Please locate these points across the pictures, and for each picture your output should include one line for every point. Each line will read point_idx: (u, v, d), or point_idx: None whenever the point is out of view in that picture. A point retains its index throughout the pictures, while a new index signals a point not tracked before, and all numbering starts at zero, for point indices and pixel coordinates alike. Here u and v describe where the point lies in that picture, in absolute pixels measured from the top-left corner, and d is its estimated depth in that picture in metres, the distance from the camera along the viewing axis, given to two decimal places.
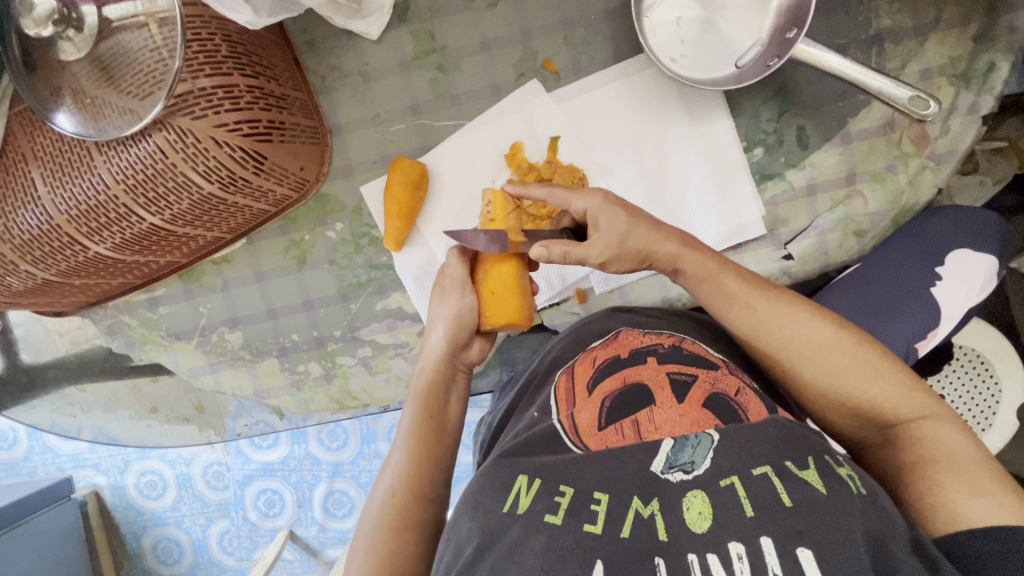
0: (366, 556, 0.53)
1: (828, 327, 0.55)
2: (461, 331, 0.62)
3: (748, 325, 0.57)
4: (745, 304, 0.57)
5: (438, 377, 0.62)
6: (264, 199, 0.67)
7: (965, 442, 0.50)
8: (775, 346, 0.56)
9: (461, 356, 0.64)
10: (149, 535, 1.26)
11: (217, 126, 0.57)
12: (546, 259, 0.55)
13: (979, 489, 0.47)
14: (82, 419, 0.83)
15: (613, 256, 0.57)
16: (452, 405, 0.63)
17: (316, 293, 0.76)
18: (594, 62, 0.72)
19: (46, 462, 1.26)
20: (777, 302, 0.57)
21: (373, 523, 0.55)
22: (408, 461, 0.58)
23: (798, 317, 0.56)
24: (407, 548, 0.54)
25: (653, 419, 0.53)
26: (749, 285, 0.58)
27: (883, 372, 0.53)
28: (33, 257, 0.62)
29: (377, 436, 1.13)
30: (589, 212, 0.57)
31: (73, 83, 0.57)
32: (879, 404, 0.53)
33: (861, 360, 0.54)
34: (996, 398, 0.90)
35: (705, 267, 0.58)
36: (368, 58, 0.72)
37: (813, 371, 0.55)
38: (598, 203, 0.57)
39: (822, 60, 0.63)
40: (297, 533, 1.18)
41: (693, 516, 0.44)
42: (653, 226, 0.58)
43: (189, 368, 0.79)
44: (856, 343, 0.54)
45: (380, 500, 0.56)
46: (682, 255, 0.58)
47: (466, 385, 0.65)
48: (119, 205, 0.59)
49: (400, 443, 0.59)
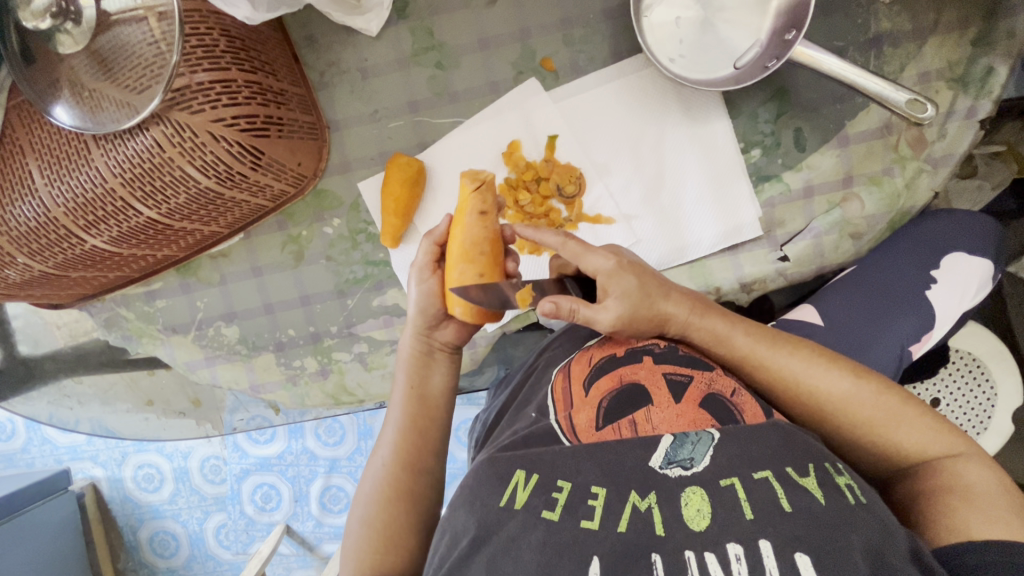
0: (362, 528, 0.55)
1: (847, 381, 0.56)
2: (428, 309, 0.61)
3: (764, 383, 0.58)
4: (756, 364, 0.58)
5: (417, 355, 0.62)
6: (262, 194, 0.67)
7: (990, 478, 0.50)
8: (796, 399, 0.57)
9: (435, 335, 0.63)
10: (146, 528, 1.27)
11: (214, 121, 0.57)
12: (553, 314, 0.55)
13: (992, 513, 0.47)
14: (80, 411, 0.83)
15: (620, 325, 0.57)
16: (434, 379, 0.62)
17: (313, 289, 0.76)
18: (593, 61, 0.71)
19: (44, 454, 1.26)
20: (793, 355, 0.57)
21: (368, 496, 0.57)
22: (400, 435, 0.59)
23: (815, 373, 0.56)
24: (402, 520, 0.55)
25: (651, 418, 0.53)
26: (762, 343, 0.58)
27: (905, 418, 0.54)
28: (30, 249, 0.62)
29: (373, 432, 1.13)
30: (600, 275, 0.57)
31: (72, 75, 0.57)
32: (901, 447, 0.54)
33: (884, 411, 0.54)
34: (991, 402, 0.90)
35: (715, 332, 0.59)
36: (366, 54, 0.73)
37: (835, 423, 0.56)
38: (610, 267, 0.57)
39: (822, 63, 0.63)
40: (294, 528, 1.18)
41: (691, 513, 0.44)
42: (662, 291, 0.58)
43: (185, 361, 0.80)
44: (874, 389, 0.55)
45: (375, 472, 0.58)
46: (691, 322, 0.59)
47: (448, 365, 0.64)
48: (116, 198, 0.59)
49: (392, 414, 0.60)
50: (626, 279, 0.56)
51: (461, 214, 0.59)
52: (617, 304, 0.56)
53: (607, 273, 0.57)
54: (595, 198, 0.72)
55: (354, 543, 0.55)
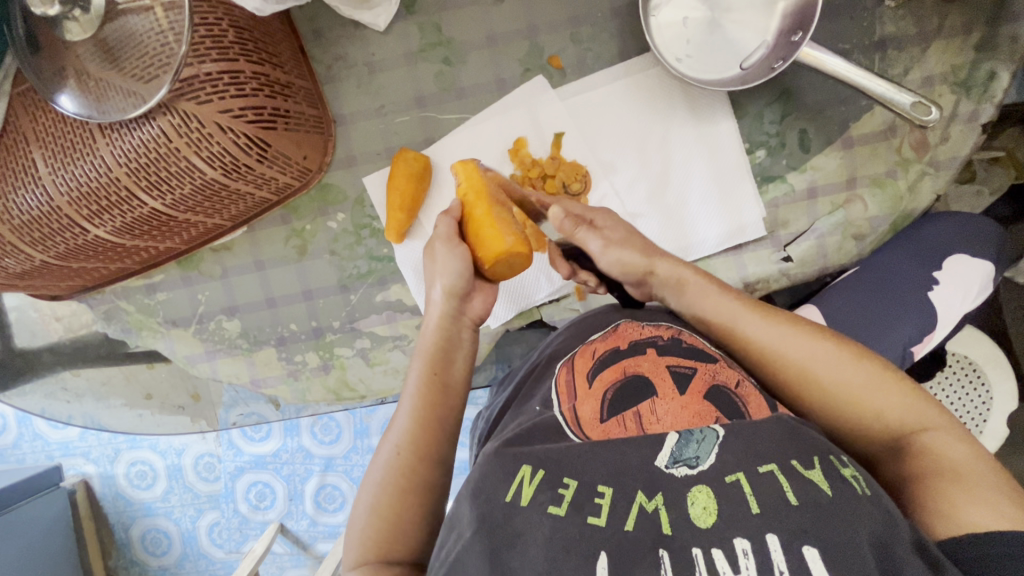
0: (371, 515, 0.55)
1: (827, 344, 0.57)
2: (458, 286, 0.62)
3: (746, 349, 0.59)
4: (741, 329, 0.59)
5: (444, 339, 0.62)
6: (266, 186, 0.67)
7: (967, 453, 0.51)
8: (777, 363, 0.58)
9: (463, 312, 0.63)
10: (138, 525, 1.26)
11: (221, 112, 0.57)
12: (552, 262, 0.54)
13: (990, 503, 0.47)
14: (74, 405, 0.82)
15: None
16: (459, 361, 0.62)
17: (316, 284, 0.76)
18: (600, 59, 0.72)
19: (35, 449, 1.25)
20: (775, 321, 0.59)
21: (377, 485, 0.56)
22: (415, 424, 0.58)
23: (796, 335, 0.58)
24: (405, 514, 0.55)
25: (655, 410, 0.54)
26: (748, 307, 0.60)
27: (884, 386, 0.55)
28: (32, 239, 0.61)
29: (370, 430, 1.13)
30: (586, 211, 0.67)
31: (78, 64, 0.56)
32: (879, 413, 0.55)
33: (862, 376, 0.55)
34: (987, 405, 0.91)
35: (700, 291, 0.61)
36: (374, 48, 0.72)
37: (816, 390, 0.56)
38: (593, 200, 0.68)
39: (827, 64, 0.63)
40: (288, 526, 1.17)
41: (697, 511, 0.44)
42: (647, 253, 0.64)
43: (185, 356, 0.79)
44: (854, 355, 0.56)
45: (384, 460, 0.57)
46: (677, 286, 0.62)
47: (474, 342, 0.64)
48: (120, 188, 0.58)
49: (406, 402, 0.59)
50: None
51: (479, 189, 0.63)
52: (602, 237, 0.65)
53: None
54: (601, 196, 0.72)
55: (362, 530, 0.54)
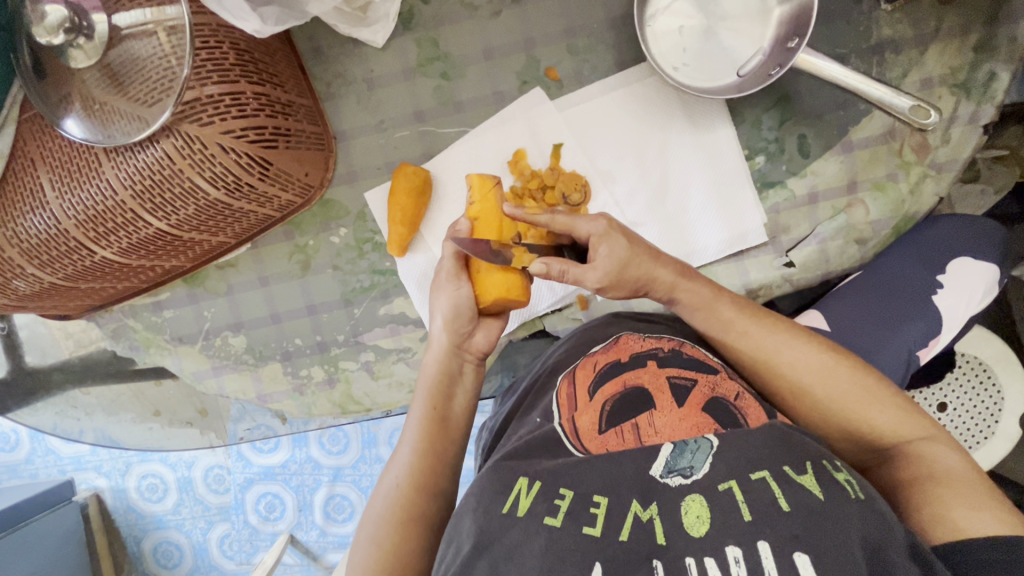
0: (371, 546, 0.55)
1: (822, 354, 0.57)
2: (458, 323, 0.62)
3: (749, 356, 0.59)
4: (738, 333, 0.59)
5: (445, 372, 0.62)
6: (270, 205, 0.68)
7: (959, 461, 0.51)
8: (773, 370, 0.58)
9: (465, 346, 0.64)
10: (149, 538, 1.26)
11: (224, 133, 0.57)
12: (545, 276, 0.54)
13: (979, 502, 0.47)
14: (85, 422, 0.83)
15: (611, 283, 0.57)
16: (459, 397, 0.63)
17: (320, 298, 0.77)
18: (597, 70, 0.72)
19: (48, 464, 1.26)
20: (773, 331, 0.58)
21: (378, 515, 0.57)
22: (415, 455, 0.59)
23: (792, 343, 0.57)
24: (407, 531, 0.56)
25: (653, 423, 0.54)
26: (746, 314, 0.59)
27: (879, 396, 0.55)
28: (40, 261, 0.62)
29: (378, 440, 1.13)
30: (591, 239, 0.56)
31: (84, 89, 0.57)
32: (873, 428, 0.55)
33: (856, 385, 0.55)
34: (999, 406, 0.89)
35: (700, 296, 0.59)
36: (373, 65, 0.73)
37: (810, 399, 0.57)
38: (601, 229, 0.56)
39: (824, 69, 0.62)
40: (297, 537, 1.18)
41: (691, 520, 0.44)
42: (652, 256, 0.58)
43: (192, 372, 0.80)
44: (850, 368, 0.56)
45: (386, 492, 0.58)
46: (678, 285, 0.59)
47: (476, 376, 0.65)
48: (126, 210, 0.59)
49: (408, 435, 0.60)
50: (612, 241, 0.57)
51: (493, 217, 0.61)
52: (605, 266, 0.56)
53: (602, 230, 0.57)
54: (600, 206, 0.73)
55: (361, 562, 0.55)
